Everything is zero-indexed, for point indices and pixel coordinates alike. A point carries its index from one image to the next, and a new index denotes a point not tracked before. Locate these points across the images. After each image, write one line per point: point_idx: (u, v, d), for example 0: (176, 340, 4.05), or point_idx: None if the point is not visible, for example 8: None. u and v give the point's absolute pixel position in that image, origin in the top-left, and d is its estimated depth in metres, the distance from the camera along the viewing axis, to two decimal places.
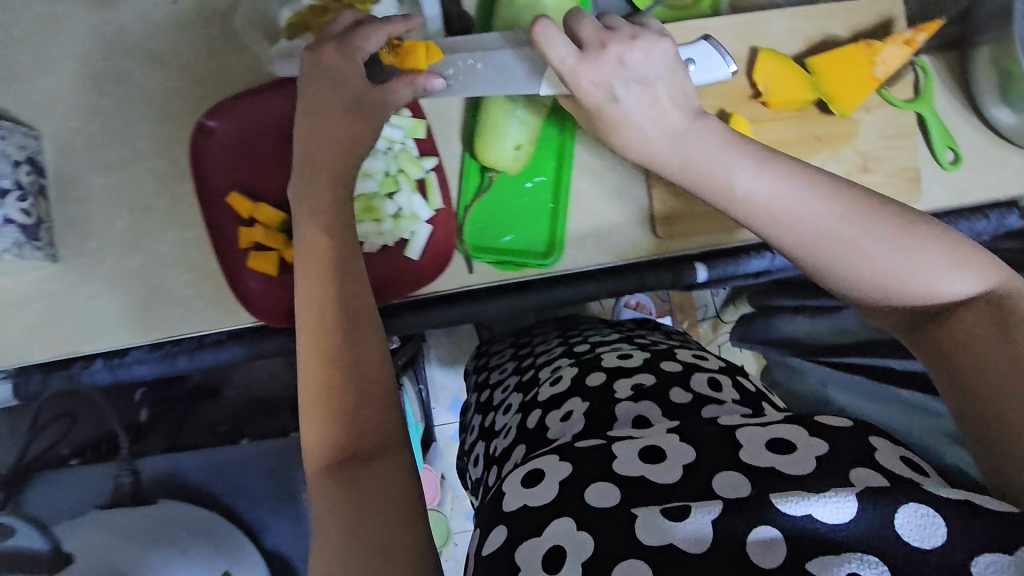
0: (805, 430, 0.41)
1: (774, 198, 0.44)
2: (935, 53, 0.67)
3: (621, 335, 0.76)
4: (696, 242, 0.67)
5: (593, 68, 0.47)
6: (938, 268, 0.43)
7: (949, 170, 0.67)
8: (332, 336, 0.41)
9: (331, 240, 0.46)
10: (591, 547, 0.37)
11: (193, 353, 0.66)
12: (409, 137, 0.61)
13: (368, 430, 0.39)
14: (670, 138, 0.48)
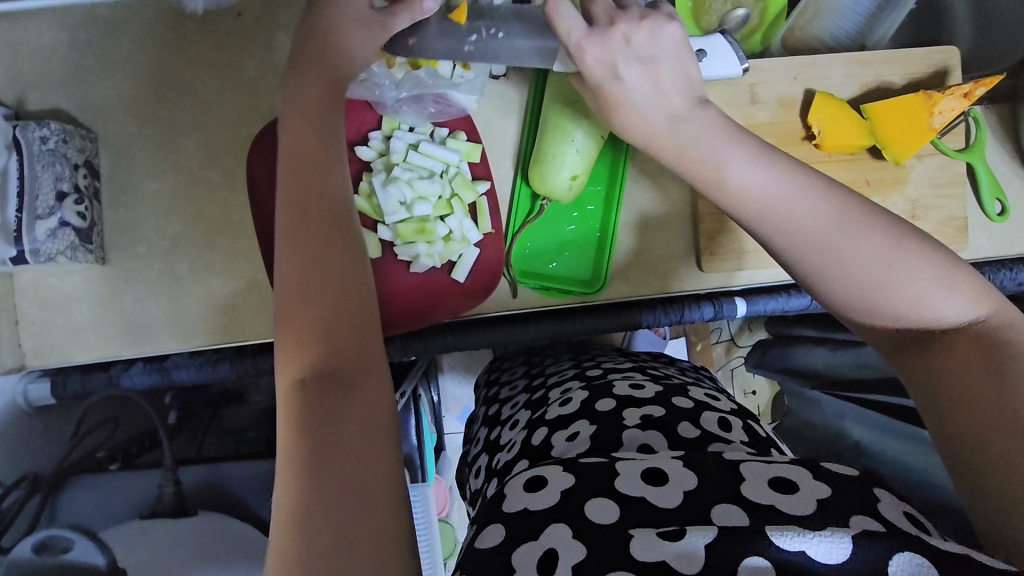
0: (811, 474, 0.42)
1: (765, 193, 0.43)
2: (988, 104, 0.67)
3: (636, 365, 0.76)
4: (741, 279, 0.66)
5: (601, 43, 0.46)
6: (928, 285, 0.40)
7: (996, 221, 0.67)
8: (313, 300, 0.39)
9: (315, 190, 0.43)
10: (582, 552, 0.39)
11: (234, 361, 0.66)
12: (464, 161, 0.61)
13: (343, 400, 0.37)
14: (667, 120, 0.47)
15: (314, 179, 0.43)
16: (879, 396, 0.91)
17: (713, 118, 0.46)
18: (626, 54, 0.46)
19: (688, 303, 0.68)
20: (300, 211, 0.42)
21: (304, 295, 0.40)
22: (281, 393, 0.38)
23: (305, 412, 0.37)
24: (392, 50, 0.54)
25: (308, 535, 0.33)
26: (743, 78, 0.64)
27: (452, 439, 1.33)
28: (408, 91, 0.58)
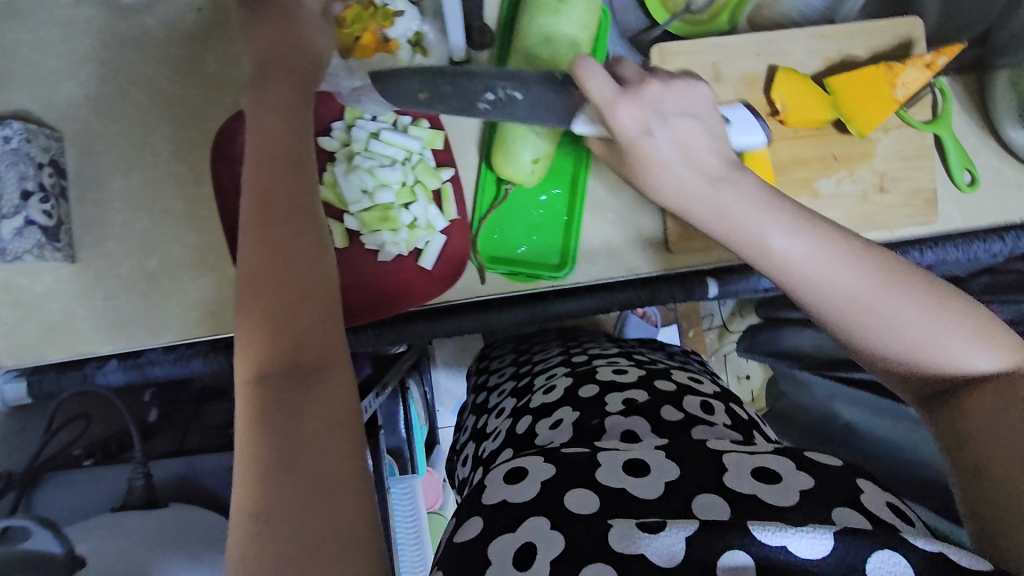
0: (795, 464, 0.43)
1: (807, 259, 0.43)
2: (954, 75, 0.67)
3: (623, 350, 0.76)
4: (711, 259, 0.66)
5: (638, 110, 0.45)
6: (966, 343, 0.41)
7: (966, 191, 0.67)
8: (278, 304, 0.39)
9: (282, 190, 0.42)
10: (561, 543, 0.38)
11: (207, 355, 0.66)
12: (427, 148, 0.61)
13: (308, 396, 0.37)
14: (696, 183, 0.47)
15: (288, 182, 0.43)
16: (862, 374, 0.91)
17: (752, 183, 0.46)
18: (639, 120, 0.46)
19: (659, 285, 0.68)
20: (268, 214, 0.41)
21: (266, 296, 0.39)
22: (240, 391, 0.38)
23: (268, 410, 0.37)
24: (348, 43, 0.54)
25: (273, 530, 0.34)
26: (705, 56, 0.64)
27: (445, 433, 1.33)
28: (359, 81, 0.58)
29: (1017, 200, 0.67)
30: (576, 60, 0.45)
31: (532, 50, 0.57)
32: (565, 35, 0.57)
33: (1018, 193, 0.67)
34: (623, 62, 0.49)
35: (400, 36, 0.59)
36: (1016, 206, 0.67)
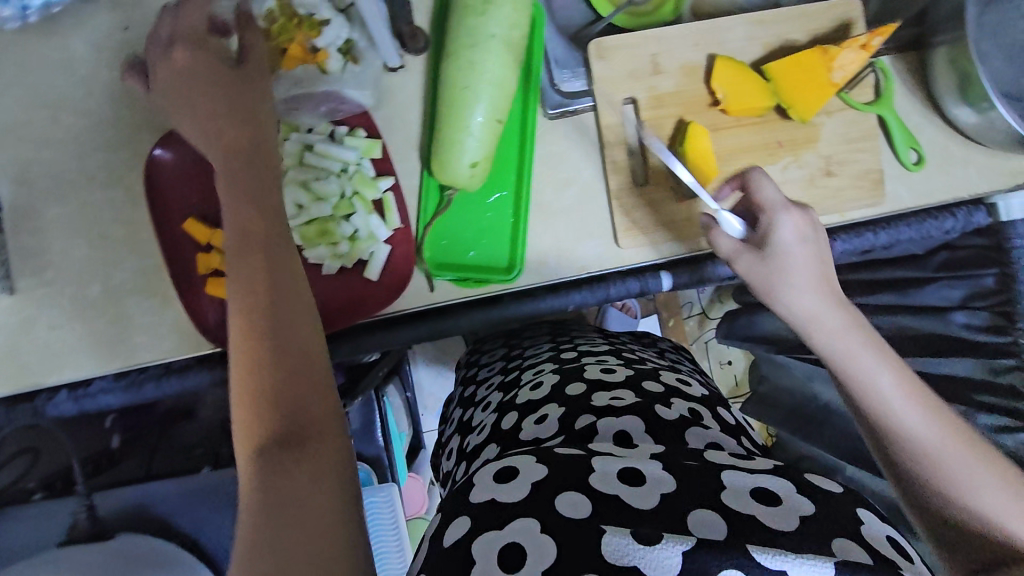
0: (795, 487, 0.43)
1: (903, 399, 0.50)
2: (896, 53, 0.66)
3: (612, 347, 0.75)
4: (661, 251, 0.66)
5: (801, 223, 0.55)
6: (995, 510, 0.46)
7: (913, 170, 0.66)
8: (265, 346, 0.40)
9: (264, 235, 0.44)
10: (551, 555, 0.38)
11: (159, 380, 0.65)
12: (364, 157, 0.60)
13: (299, 455, 0.37)
14: (817, 305, 0.54)
15: (274, 228, 0.45)
16: None
17: (868, 328, 0.53)
18: (799, 236, 0.55)
19: (613, 280, 0.68)
20: (253, 275, 0.43)
21: (257, 356, 0.40)
22: (240, 435, 0.39)
23: (261, 471, 0.37)
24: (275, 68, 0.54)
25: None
26: (643, 49, 0.64)
27: (431, 437, 1.33)
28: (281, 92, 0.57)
29: (964, 176, 0.67)
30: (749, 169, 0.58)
31: (462, 53, 0.56)
32: (494, 36, 0.55)
33: (965, 169, 0.67)
34: (764, 183, 0.57)
35: (329, 45, 0.57)
36: (964, 182, 0.67)
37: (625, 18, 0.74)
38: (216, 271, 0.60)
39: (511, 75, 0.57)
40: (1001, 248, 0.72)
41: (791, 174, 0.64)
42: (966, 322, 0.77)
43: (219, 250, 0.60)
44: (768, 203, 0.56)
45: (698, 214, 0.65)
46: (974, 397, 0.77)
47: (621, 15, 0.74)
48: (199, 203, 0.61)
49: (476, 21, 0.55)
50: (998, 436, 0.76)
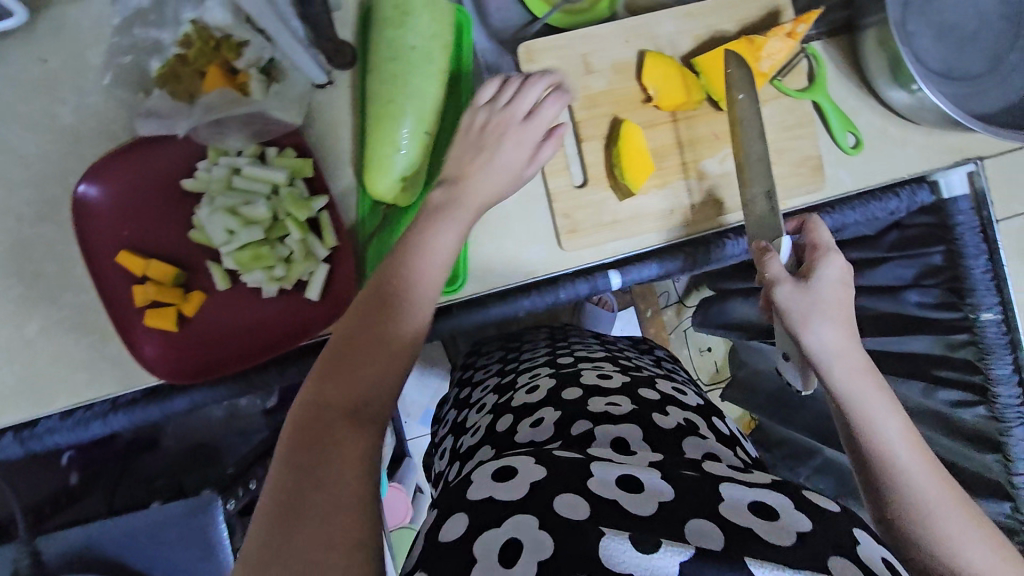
0: (792, 503, 0.41)
1: (910, 444, 0.48)
2: (827, 38, 0.66)
3: (608, 354, 0.74)
4: (606, 250, 0.66)
5: (840, 269, 0.54)
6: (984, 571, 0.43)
7: (851, 154, 0.66)
8: (361, 360, 0.44)
9: (396, 273, 0.49)
10: (551, 548, 0.36)
11: (106, 417, 0.63)
12: (297, 176, 0.59)
13: (337, 457, 0.39)
14: (846, 339, 0.51)
15: (402, 273, 0.49)
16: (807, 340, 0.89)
17: (879, 376, 0.51)
18: (838, 277, 0.53)
19: (564, 282, 0.66)
20: (388, 286, 0.48)
21: (348, 365, 0.43)
22: (298, 415, 0.41)
23: (310, 434, 0.40)
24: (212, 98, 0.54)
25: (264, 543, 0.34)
26: (573, 50, 0.63)
27: (415, 444, 1.33)
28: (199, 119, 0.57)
29: (903, 156, 0.67)
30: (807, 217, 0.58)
31: (384, 67, 0.55)
32: (414, 48, 0.55)
33: (903, 149, 0.67)
34: (818, 230, 0.56)
35: (250, 66, 0.57)
36: (903, 162, 0.67)
37: (560, 18, 0.71)
38: (153, 303, 0.59)
39: (438, 86, 0.57)
40: (947, 227, 0.72)
41: (729, 166, 0.64)
42: (920, 300, 0.76)
43: (155, 281, 0.59)
44: (819, 241, 0.55)
45: (642, 212, 0.64)
46: (934, 371, 0.78)
47: (557, 15, 0.71)
48: (130, 234, 0.59)
49: (393, 35, 0.55)
50: (957, 410, 0.77)
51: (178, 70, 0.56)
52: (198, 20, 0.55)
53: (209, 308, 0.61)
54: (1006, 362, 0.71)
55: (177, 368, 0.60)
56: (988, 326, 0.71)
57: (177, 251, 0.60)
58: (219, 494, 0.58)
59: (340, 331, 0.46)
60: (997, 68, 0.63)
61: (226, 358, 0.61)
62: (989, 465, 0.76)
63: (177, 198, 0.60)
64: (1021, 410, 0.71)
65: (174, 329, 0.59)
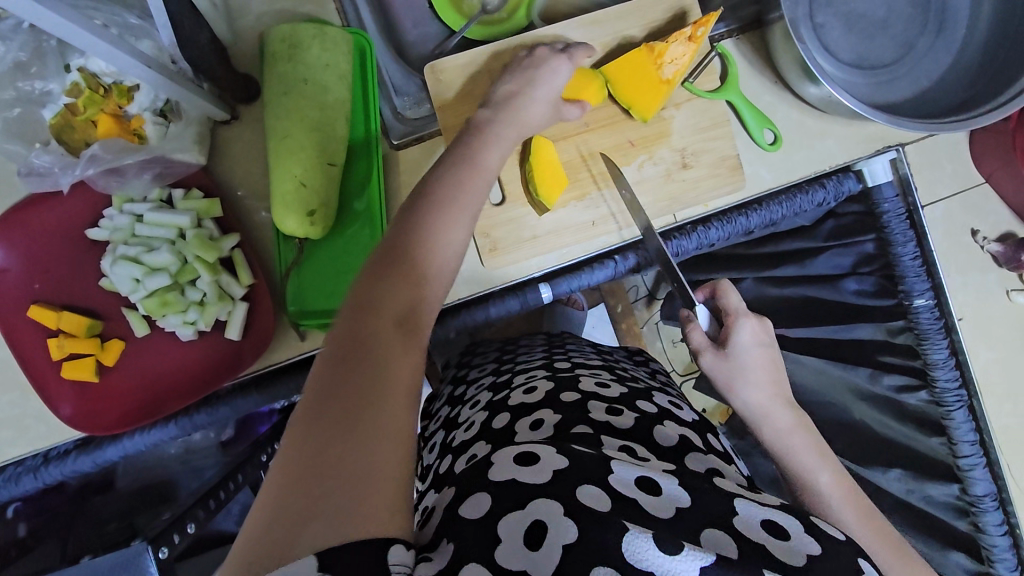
0: (804, 525, 0.37)
1: (842, 499, 0.50)
2: (738, 35, 0.66)
3: (605, 362, 0.62)
4: (529, 262, 0.65)
5: (757, 328, 0.55)
6: None
7: (769, 151, 0.66)
8: (384, 324, 0.40)
9: (417, 235, 0.45)
10: (575, 532, 0.33)
11: (38, 471, 0.62)
12: (205, 218, 0.58)
13: (369, 422, 0.35)
14: (771, 401, 0.54)
15: (430, 234, 0.45)
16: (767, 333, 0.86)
17: (810, 432, 0.54)
18: (756, 340, 0.55)
19: (494, 296, 0.67)
20: (465, 202, 0.48)
21: (371, 326, 0.39)
22: (318, 375, 0.37)
23: (358, 336, 0.39)
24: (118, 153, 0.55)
25: (300, 509, 0.31)
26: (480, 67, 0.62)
27: None
28: (96, 168, 0.55)
29: (824, 148, 0.67)
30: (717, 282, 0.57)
31: (279, 101, 0.55)
32: (309, 79, 0.56)
33: (824, 140, 0.67)
34: (729, 292, 0.56)
35: (143, 110, 0.55)
36: (825, 154, 0.67)
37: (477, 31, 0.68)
38: (72, 355, 0.58)
39: (339, 117, 0.57)
40: (874, 215, 0.72)
41: (646, 173, 0.63)
42: (857, 289, 0.79)
43: (69, 334, 0.58)
44: (729, 308, 0.55)
45: (562, 224, 0.63)
46: (878, 357, 0.80)
47: (472, 27, 0.69)
48: (42, 287, 0.58)
49: (285, 72, 0.55)
50: (901, 396, 0.79)
51: (70, 121, 0.55)
52: (85, 68, 0.54)
53: (130, 356, 0.60)
54: (941, 347, 0.73)
55: (101, 417, 0.59)
56: (921, 313, 0.73)
57: (91, 301, 0.59)
58: (146, 546, 0.57)
59: (397, 238, 0.45)
60: (908, 54, 0.63)
61: (153, 403, 0.60)
62: (935, 449, 0.78)
63: (86, 248, 0.59)
64: (960, 393, 0.74)
65: (94, 380, 0.59)
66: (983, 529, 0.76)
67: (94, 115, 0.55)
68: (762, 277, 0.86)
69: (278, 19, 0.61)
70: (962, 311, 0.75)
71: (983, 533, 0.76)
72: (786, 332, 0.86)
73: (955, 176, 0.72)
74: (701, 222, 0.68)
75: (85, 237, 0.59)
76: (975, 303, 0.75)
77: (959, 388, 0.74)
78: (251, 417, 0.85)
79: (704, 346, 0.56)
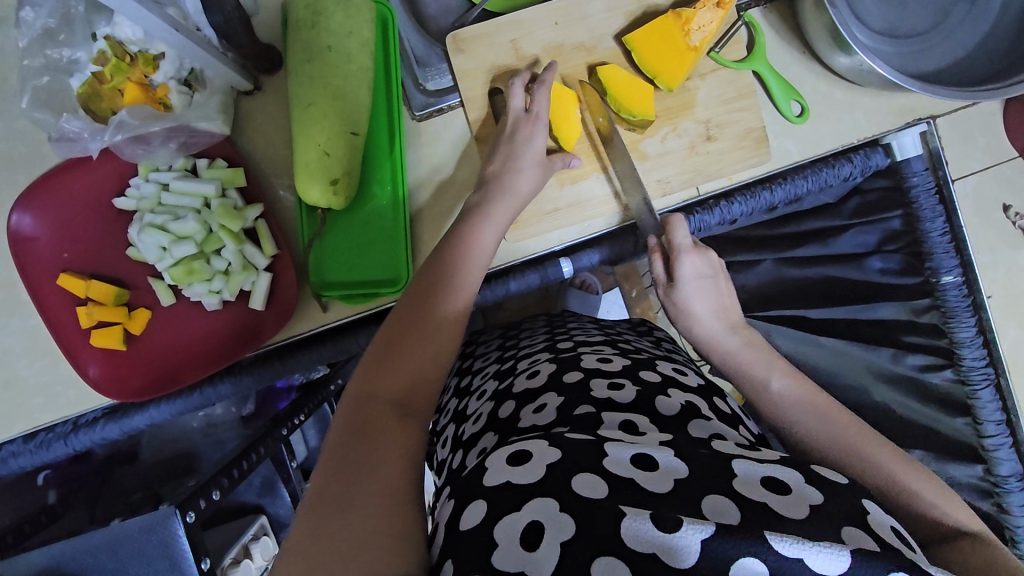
0: (804, 477, 0.35)
1: (801, 399, 0.49)
2: (766, 4, 0.64)
3: (608, 338, 0.61)
4: (549, 232, 0.64)
5: (699, 262, 0.58)
6: (922, 487, 0.42)
7: (797, 123, 0.64)
8: (393, 390, 0.43)
9: (425, 300, 0.48)
10: (571, 529, 0.31)
11: (68, 438, 0.65)
12: (229, 186, 0.58)
13: (375, 477, 0.36)
14: (717, 328, 0.57)
15: (437, 299, 0.49)
16: (791, 313, 0.86)
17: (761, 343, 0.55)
18: (699, 270, 0.58)
19: (514, 271, 0.67)
20: (458, 280, 0.51)
21: (381, 392, 0.42)
22: (335, 438, 0.39)
23: (357, 424, 0.40)
24: (145, 119, 0.54)
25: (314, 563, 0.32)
26: (503, 36, 0.62)
27: None
28: (123, 134, 0.55)
29: (852, 121, 0.65)
30: (667, 219, 0.59)
31: (302, 69, 0.55)
32: (331, 47, 0.55)
33: (853, 112, 0.65)
34: (676, 226, 0.58)
35: (168, 79, 0.56)
36: (853, 127, 0.65)
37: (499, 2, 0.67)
38: (99, 323, 0.59)
39: (362, 87, 0.57)
40: (902, 189, 0.72)
41: (670, 145, 0.63)
42: (882, 267, 0.78)
43: (97, 302, 0.59)
44: (673, 244, 0.58)
45: (585, 196, 0.63)
46: (902, 338, 0.79)
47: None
48: (71, 256, 0.59)
49: (308, 40, 0.55)
50: (925, 375, 0.78)
51: (98, 89, 0.55)
52: (111, 35, 0.54)
53: (156, 325, 0.61)
54: (967, 324, 0.72)
55: (128, 383, 0.60)
56: (949, 290, 0.72)
57: (119, 271, 0.60)
58: (174, 510, 0.57)
59: (408, 302, 0.48)
60: (942, 23, 0.61)
61: (180, 370, 0.61)
62: (960, 429, 0.77)
63: (113, 217, 0.60)
64: (986, 371, 0.73)
65: (121, 348, 0.59)
66: (1007, 510, 0.76)
67: (121, 83, 0.55)
68: (781, 258, 0.85)
69: None
70: (990, 289, 0.75)
71: (1008, 514, 0.76)
72: (806, 313, 0.85)
73: (987, 150, 0.71)
74: (723, 197, 0.67)
75: (113, 207, 0.60)
76: (1005, 281, 0.75)
77: (985, 366, 0.73)
78: (271, 391, 0.88)
79: (660, 278, 0.60)
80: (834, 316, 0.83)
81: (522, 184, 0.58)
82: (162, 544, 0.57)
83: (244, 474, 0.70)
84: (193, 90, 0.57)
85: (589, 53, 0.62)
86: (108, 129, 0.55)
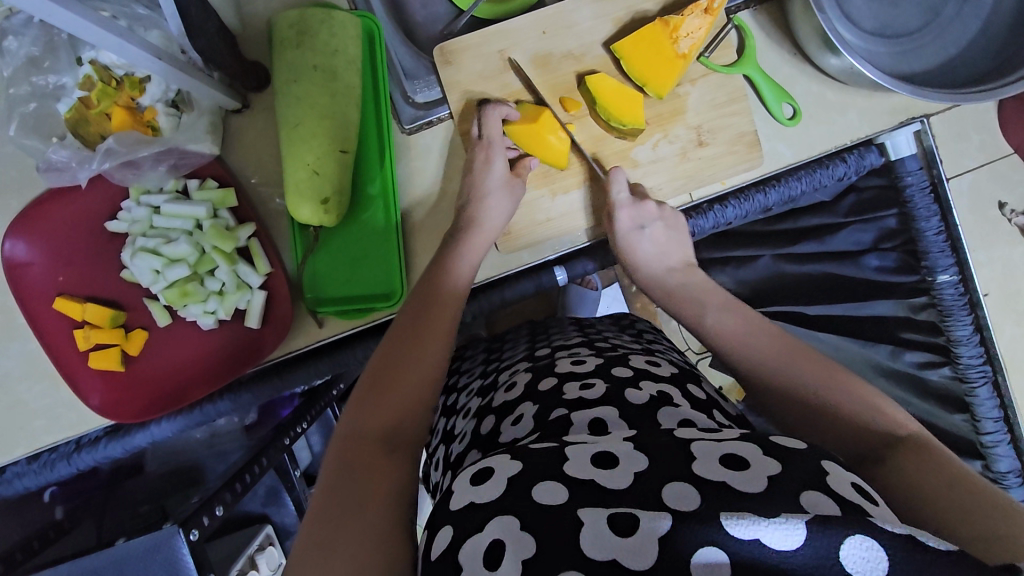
0: (762, 449, 0.35)
1: (732, 333, 0.53)
2: (756, 7, 0.63)
3: (586, 338, 0.61)
4: (543, 244, 0.64)
5: (634, 214, 0.60)
6: (861, 405, 0.44)
7: (789, 125, 0.64)
8: (381, 427, 0.44)
9: (409, 339, 0.50)
10: (531, 548, 0.31)
11: (71, 457, 0.65)
12: (221, 208, 0.58)
13: (361, 517, 0.37)
14: (661, 273, 0.62)
15: (422, 339, 0.50)
16: (793, 309, 0.85)
17: (702, 280, 0.61)
18: (634, 221, 0.60)
19: (510, 279, 0.67)
20: (440, 317, 0.53)
21: (370, 429, 0.43)
22: (324, 478, 0.40)
23: (346, 462, 0.41)
24: (134, 148, 0.54)
25: None
26: (490, 46, 0.61)
27: None
28: (111, 162, 0.55)
29: (844, 121, 0.64)
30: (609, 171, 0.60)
31: (289, 89, 0.55)
32: (316, 65, 0.55)
33: (845, 113, 0.64)
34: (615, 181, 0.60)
35: (156, 102, 0.56)
36: (845, 128, 0.64)
37: (486, 12, 0.67)
38: (97, 346, 0.59)
39: (350, 104, 0.57)
40: (897, 188, 0.71)
41: (661, 152, 0.62)
42: (878, 265, 0.78)
43: (94, 324, 0.59)
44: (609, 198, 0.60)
45: (578, 203, 0.63)
46: (900, 334, 0.79)
47: (483, 8, 0.67)
48: (66, 279, 0.60)
49: (294, 59, 0.55)
50: (923, 371, 0.78)
51: (84, 114, 0.55)
52: (96, 60, 0.54)
53: (152, 346, 0.61)
54: (964, 322, 0.73)
55: (129, 405, 0.61)
56: (945, 289, 0.72)
57: (115, 292, 0.60)
58: (177, 529, 0.58)
59: (395, 341, 0.50)
60: (934, 21, 0.60)
61: (181, 391, 0.62)
62: (957, 425, 0.77)
63: (106, 240, 0.60)
64: (983, 369, 0.73)
65: (120, 369, 0.60)
66: None
67: (105, 108, 0.55)
68: (780, 253, 0.84)
69: (286, 6, 0.60)
70: (987, 287, 0.75)
71: None
72: (805, 310, 0.84)
73: (982, 147, 0.72)
74: (717, 201, 0.67)
75: (105, 230, 0.60)
76: (1001, 277, 0.75)
77: (982, 364, 0.73)
78: (274, 400, 0.87)
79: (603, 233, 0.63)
80: (835, 314, 0.83)
81: (503, 206, 0.59)
82: (165, 562, 0.58)
83: (248, 487, 0.70)
84: (178, 112, 0.57)
85: (577, 62, 0.61)
86: (95, 157, 0.54)
